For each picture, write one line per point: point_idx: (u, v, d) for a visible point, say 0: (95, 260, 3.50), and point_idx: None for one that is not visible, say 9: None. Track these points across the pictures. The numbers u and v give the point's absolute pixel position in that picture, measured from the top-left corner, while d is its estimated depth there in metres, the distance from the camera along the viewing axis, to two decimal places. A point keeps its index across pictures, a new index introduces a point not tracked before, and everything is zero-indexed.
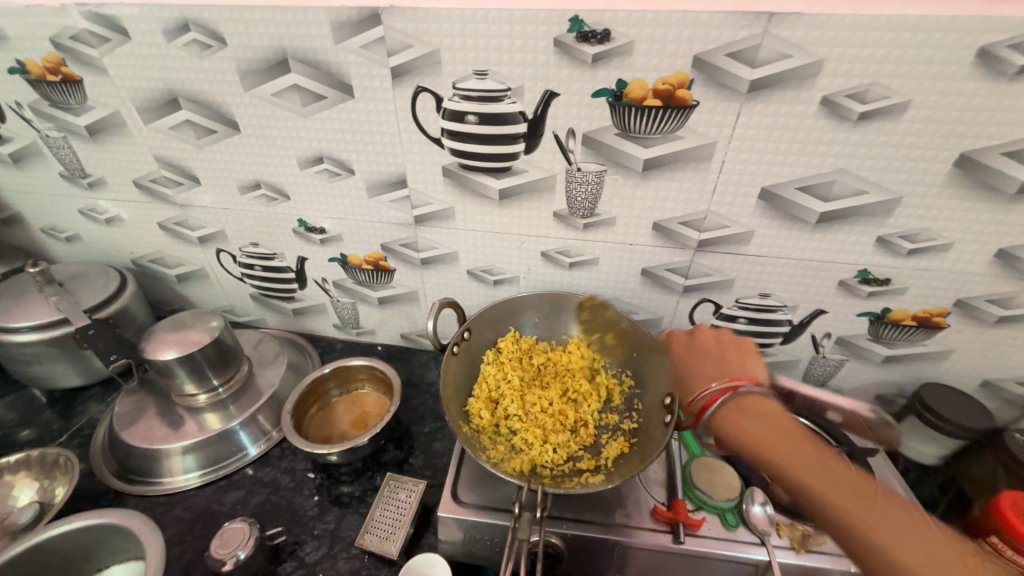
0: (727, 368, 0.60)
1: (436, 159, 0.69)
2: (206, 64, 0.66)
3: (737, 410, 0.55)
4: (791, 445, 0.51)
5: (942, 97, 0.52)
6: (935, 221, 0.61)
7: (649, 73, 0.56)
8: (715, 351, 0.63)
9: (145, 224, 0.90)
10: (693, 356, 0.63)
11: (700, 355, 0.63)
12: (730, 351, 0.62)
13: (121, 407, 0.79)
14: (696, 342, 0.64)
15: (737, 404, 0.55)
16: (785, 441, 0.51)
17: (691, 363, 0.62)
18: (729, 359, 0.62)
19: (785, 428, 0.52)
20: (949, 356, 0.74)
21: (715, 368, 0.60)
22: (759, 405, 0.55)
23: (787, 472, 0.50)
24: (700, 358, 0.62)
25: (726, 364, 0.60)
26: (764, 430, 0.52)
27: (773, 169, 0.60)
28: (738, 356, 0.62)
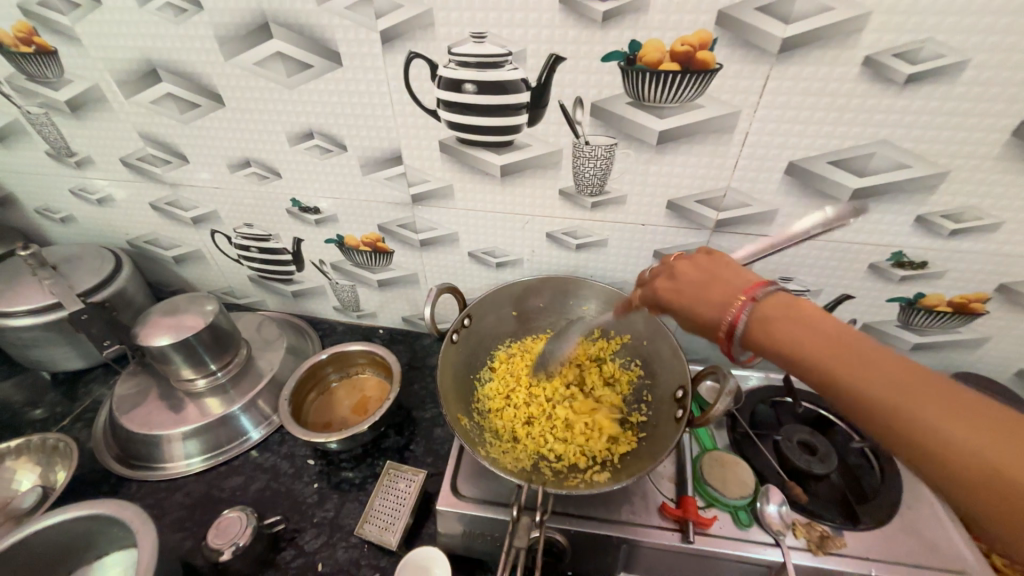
0: (728, 282, 0.46)
1: (432, 134, 0.64)
2: (182, 31, 0.61)
3: (765, 322, 0.42)
4: (833, 339, 0.38)
5: (1008, 55, 0.45)
6: (984, 199, 0.55)
7: (667, 33, 0.50)
8: (703, 265, 0.49)
9: (137, 204, 0.87)
10: (687, 282, 0.49)
11: (697, 277, 0.48)
12: (714, 267, 0.48)
13: (121, 392, 0.78)
14: (682, 271, 0.50)
15: (757, 317, 0.42)
16: (830, 345, 0.38)
17: (688, 291, 0.48)
18: (731, 274, 0.47)
19: (817, 327, 0.39)
20: (985, 344, 0.69)
21: (720, 288, 0.46)
22: (779, 308, 0.42)
23: (838, 376, 0.37)
24: (696, 278, 0.48)
25: (722, 278, 0.46)
26: (793, 331, 0.40)
27: (803, 142, 0.54)
28: (729, 264, 0.48)
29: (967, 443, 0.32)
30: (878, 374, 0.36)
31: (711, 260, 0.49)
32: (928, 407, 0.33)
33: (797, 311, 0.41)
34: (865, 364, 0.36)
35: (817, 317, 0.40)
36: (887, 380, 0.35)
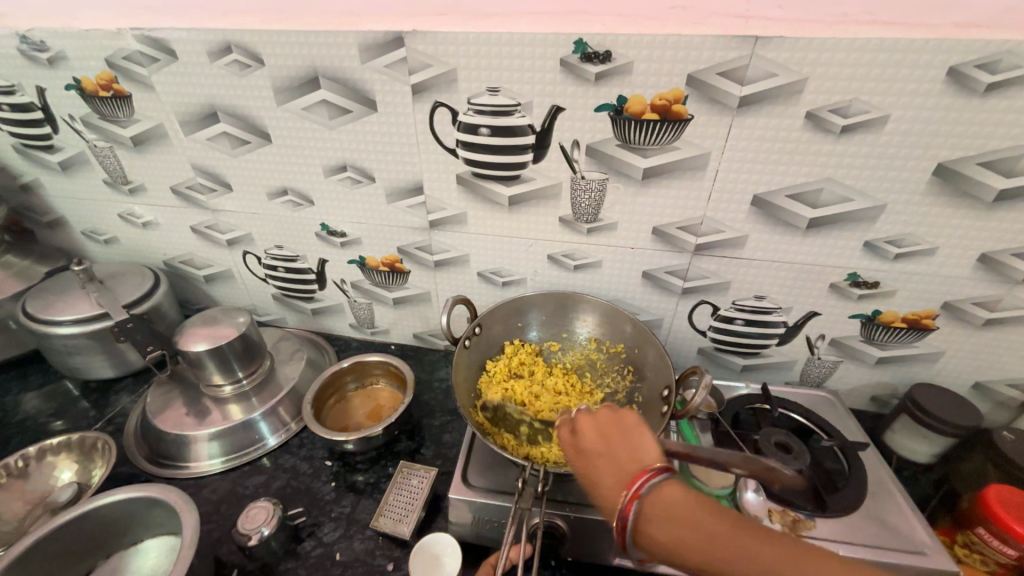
0: (629, 459, 0.44)
1: (450, 168, 0.74)
2: (244, 82, 0.72)
3: (654, 515, 0.40)
4: (726, 532, 0.38)
5: (918, 112, 0.56)
6: (918, 227, 0.65)
7: (647, 90, 0.61)
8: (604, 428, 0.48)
9: (178, 227, 0.96)
10: (592, 447, 0.48)
11: (598, 442, 0.48)
12: (614, 435, 0.47)
13: (152, 397, 0.84)
14: (586, 425, 0.50)
15: (654, 509, 0.40)
16: (708, 525, 0.38)
17: (600, 454, 0.46)
18: (629, 448, 0.45)
19: (707, 516, 0.39)
20: (940, 357, 0.77)
21: (616, 466, 0.45)
22: (670, 499, 0.40)
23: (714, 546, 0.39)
24: (596, 445, 0.48)
25: (621, 453, 0.45)
26: (679, 528, 0.39)
27: (764, 178, 0.65)
28: (630, 436, 0.46)
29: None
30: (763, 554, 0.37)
31: (617, 426, 0.48)
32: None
33: (688, 509, 0.39)
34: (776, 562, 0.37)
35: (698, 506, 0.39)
36: (770, 562, 0.37)
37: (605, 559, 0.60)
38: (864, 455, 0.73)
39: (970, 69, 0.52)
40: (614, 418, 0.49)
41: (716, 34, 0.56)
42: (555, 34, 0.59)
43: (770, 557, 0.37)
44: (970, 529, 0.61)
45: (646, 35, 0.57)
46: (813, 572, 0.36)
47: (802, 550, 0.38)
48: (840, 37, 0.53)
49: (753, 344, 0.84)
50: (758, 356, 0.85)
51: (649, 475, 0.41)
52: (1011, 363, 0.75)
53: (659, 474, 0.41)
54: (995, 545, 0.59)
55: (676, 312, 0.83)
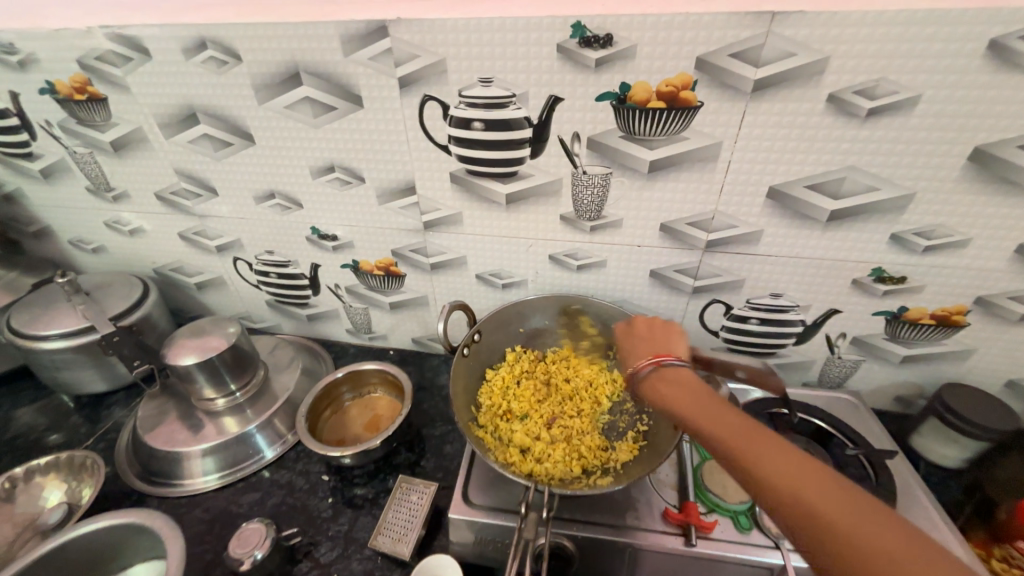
0: (660, 345, 0.55)
1: (443, 166, 0.70)
2: (221, 79, 0.68)
3: (664, 379, 0.50)
4: (724, 413, 0.44)
5: (953, 92, 0.51)
6: (950, 217, 0.60)
7: (653, 76, 0.56)
8: (655, 329, 0.57)
9: (166, 234, 0.93)
10: (635, 337, 0.58)
11: (647, 333, 0.57)
12: (659, 330, 0.57)
13: (143, 412, 0.81)
14: (636, 326, 0.60)
15: (663, 377, 0.50)
16: (708, 401, 0.45)
17: (629, 341, 0.58)
18: (663, 340, 0.55)
19: (708, 395, 0.46)
20: (970, 355, 0.72)
21: (648, 345, 0.55)
22: (677, 376, 0.50)
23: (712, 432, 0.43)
24: (641, 335, 0.57)
25: (656, 338, 0.56)
26: (688, 398, 0.47)
27: (781, 169, 0.60)
28: (671, 337, 0.55)
29: (829, 517, 0.35)
30: (754, 446, 0.40)
31: (664, 329, 0.57)
32: (824, 497, 0.36)
33: (693, 382, 0.48)
34: (767, 457, 0.39)
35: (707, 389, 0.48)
36: (758, 447, 0.40)
37: None
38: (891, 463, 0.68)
39: (1014, 41, 0.47)
40: (665, 325, 0.58)
41: (727, 12, 0.51)
42: (551, 18, 0.54)
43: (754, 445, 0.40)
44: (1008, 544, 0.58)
45: (650, 16, 0.52)
46: (793, 469, 0.38)
47: (794, 455, 0.39)
48: (867, 10, 0.48)
49: (768, 344, 0.79)
50: (774, 356, 0.80)
51: (669, 357, 0.52)
52: None
53: (677, 359, 0.51)
54: None
55: (686, 312, 0.78)
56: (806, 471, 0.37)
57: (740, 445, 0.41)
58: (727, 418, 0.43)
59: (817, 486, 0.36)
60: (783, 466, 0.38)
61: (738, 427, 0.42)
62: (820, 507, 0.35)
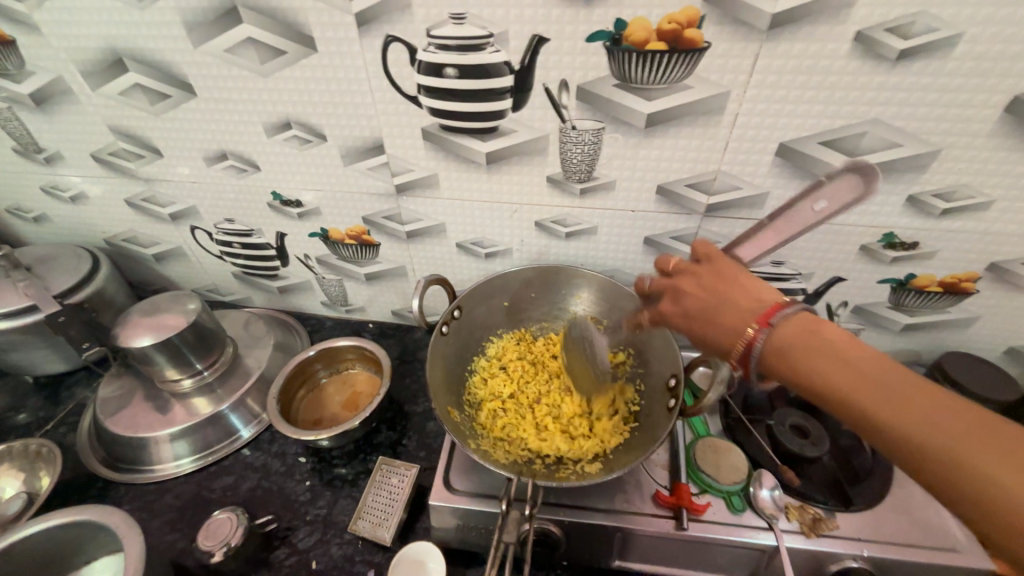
0: (746, 301, 0.45)
1: (413, 121, 0.62)
2: (146, 16, 0.58)
3: (776, 342, 0.42)
4: (867, 369, 0.38)
5: (1000, 29, 0.44)
6: (976, 176, 0.54)
7: (653, 10, 0.48)
8: (715, 281, 0.48)
9: (112, 200, 0.84)
10: (703, 299, 0.48)
11: (711, 291, 0.47)
12: (723, 282, 0.47)
13: (105, 394, 0.76)
14: (691, 282, 0.49)
15: (773, 345, 0.42)
16: (832, 367, 0.39)
17: (698, 305, 0.48)
18: (745, 291, 0.46)
19: (834, 356, 0.39)
20: (975, 323, 0.69)
21: (733, 304, 0.46)
22: (796, 338, 0.41)
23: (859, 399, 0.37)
24: (705, 296, 0.48)
25: (734, 293, 0.46)
26: (815, 363, 0.39)
27: (794, 122, 0.53)
28: (748, 281, 0.46)
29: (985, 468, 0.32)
30: (890, 403, 0.36)
31: (732, 275, 0.47)
32: (985, 454, 0.32)
33: (813, 344, 0.40)
34: (931, 415, 0.35)
35: (834, 332, 0.40)
36: (901, 407, 0.36)
37: (604, 563, 0.55)
38: None
39: None
40: (727, 273, 0.47)
41: None
42: None
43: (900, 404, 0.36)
44: None
45: None
46: (947, 424, 0.34)
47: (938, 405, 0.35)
48: None
49: None
50: None
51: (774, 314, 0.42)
52: None
53: (783, 314, 0.42)
54: None
55: None
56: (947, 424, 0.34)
57: (878, 403, 0.36)
58: (877, 376, 0.37)
59: (972, 442, 0.33)
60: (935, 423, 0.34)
61: (887, 383, 0.37)
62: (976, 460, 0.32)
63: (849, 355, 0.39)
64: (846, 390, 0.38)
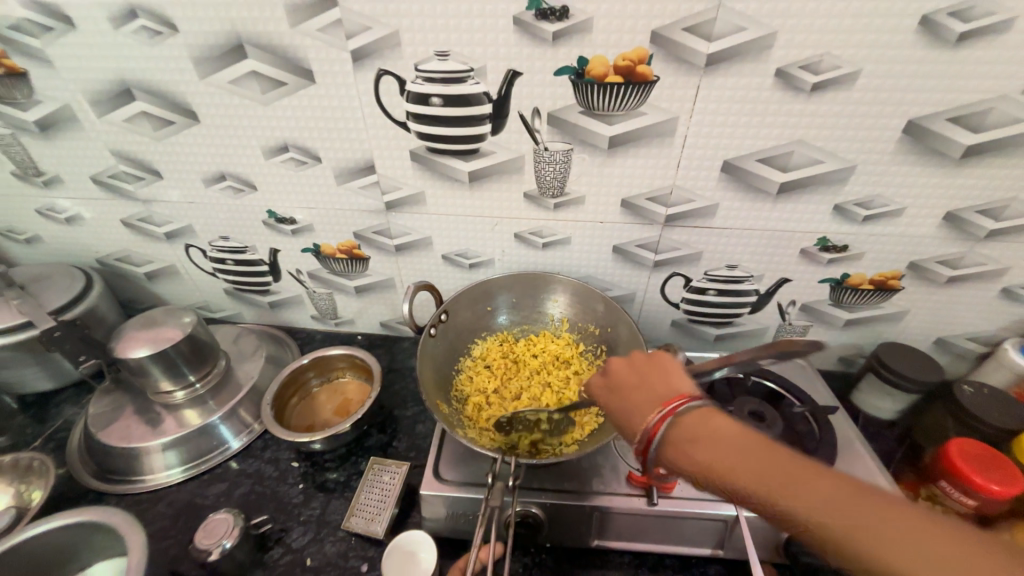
0: (663, 390, 0.46)
1: (402, 144, 0.68)
2: (157, 52, 0.64)
3: (688, 437, 0.42)
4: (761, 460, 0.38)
5: (889, 67, 0.54)
6: (888, 187, 0.63)
7: (609, 50, 0.56)
8: (638, 374, 0.49)
9: (108, 221, 0.87)
10: (621, 386, 0.49)
11: (634, 379, 0.49)
12: (651, 368, 0.49)
13: (96, 409, 0.77)
14: (616, 367, 0.51)
15: (683, 436, 0.42)
16: (742, 458, 0.38)
17: (620, 390, 0.49)
18: (661, 380, 0.47)
19: (744, 447, 0.39)
20: (905, 316, 0.78)
21: (652, 393, 0.47)
22: (705, 425, 0.41)
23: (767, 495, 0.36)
24: (630, 382, 0.49)
25: (652, 380, 0.48)
26: (716, 454, 0.39)
27: (734, 143, 0.62)
28: (664, 368, 0.48)
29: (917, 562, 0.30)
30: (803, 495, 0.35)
31: (651, 363, 0.49)
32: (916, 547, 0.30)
33: (724, 432, 0.40)
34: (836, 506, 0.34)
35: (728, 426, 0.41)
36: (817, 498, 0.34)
37: (585, 542, 0.60)
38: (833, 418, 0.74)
39: (942, 17, 0.50)
40: (652, 360, 0.50)
41: None
42: None
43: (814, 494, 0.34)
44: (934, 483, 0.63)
45: None
46: (867, 514, 0.33)
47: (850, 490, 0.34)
48: None
49: (725, 314, 0.83)
50: (731, 326, 0.85)
51: (680, 402, 0.43)
52: (970, 318, 0.76)
53: (688, 403, 0.43)
54: (957, 497, 0.60)
55: (648, 285, 0.81)
56: (870, 513, 0.33)
57: (786, 498, 0.35)
58: (778, 469, 0.37)
59: (899, 534, 0.31)
60: (857, 514, 0.33)
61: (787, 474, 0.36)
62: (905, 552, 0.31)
63: (754, 450, 0.39)
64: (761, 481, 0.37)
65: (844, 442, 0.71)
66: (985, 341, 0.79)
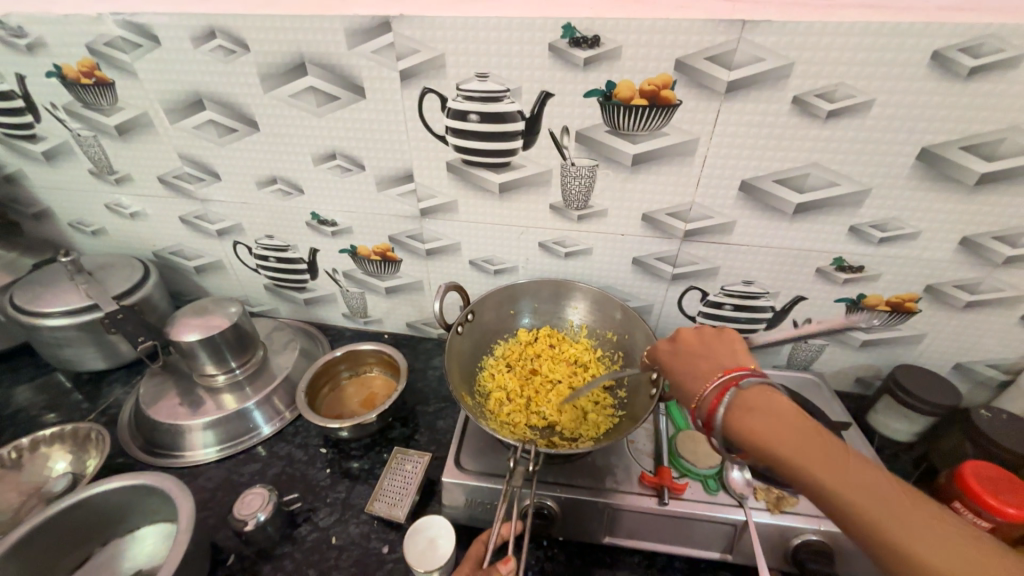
0: (728, 365, 0.51)
1: (440, 156, 0.74)
2: (229, 68, 0.71)
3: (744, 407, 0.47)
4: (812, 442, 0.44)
5: (902, 98, 0.57)
6: (902, 211, 0.66)
7: (636, 75, 0.61)
8: (707, 344, 0.54)
9: (167, 217, 0.95)
10: (687, 354, 0.55)
11: (701, 349, 0.54)
12: (718, 344, 0.54)
13: (145, 388, 0.84)
14: (683, 338, 0.56)
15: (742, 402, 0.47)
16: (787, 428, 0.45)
17: (685, 356, 0.55)
18: (729, 354, 0.52)
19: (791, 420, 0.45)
20: (922, 339, 0.79)
21: (716, 366, 0.52)
22: (764, 400, 0.47)
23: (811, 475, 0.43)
24: (698, 352, 0.54)
25: (717, 354, 0.53)
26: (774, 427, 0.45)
27: (752, 164, 0.66)
28: (733, 346, 0.53)
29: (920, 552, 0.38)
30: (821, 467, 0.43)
31: (719, 339, 0.54)
32: (905, 524, 0.39)
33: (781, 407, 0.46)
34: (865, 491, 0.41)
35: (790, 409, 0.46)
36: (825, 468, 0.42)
37: (596, 538, 0.62)
38: (846, 434, 0.75)
39: (954, 53, 0.53)
40: (722, 336, 0.54)
41: (703, 19, 0.56)
42: (543, 19, 0.59)
43: (838, 472, 0.42)
44: (948, 502, 0.63)
45: (634, 20, 0.57)
46: (899, 513, 0.40)
47: (863, 474, 0.42)
48: (826, 20, 0.54)
49: (741, 329, 0.85)
50: (746, 341, 0.86)
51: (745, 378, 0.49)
52: (990, 344, 0.77)
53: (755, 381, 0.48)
54: (970, 517, 0.61)
55: (666, 297, 0.84)
56: (875, 495, 0.41)
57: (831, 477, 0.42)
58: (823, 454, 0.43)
59: (895, 513, 0.40)
60: (867, 492, 0.41)
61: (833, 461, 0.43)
62: (891, 527, 0.40)
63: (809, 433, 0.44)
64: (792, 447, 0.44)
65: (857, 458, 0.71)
66: (1006, 369, 0.79)
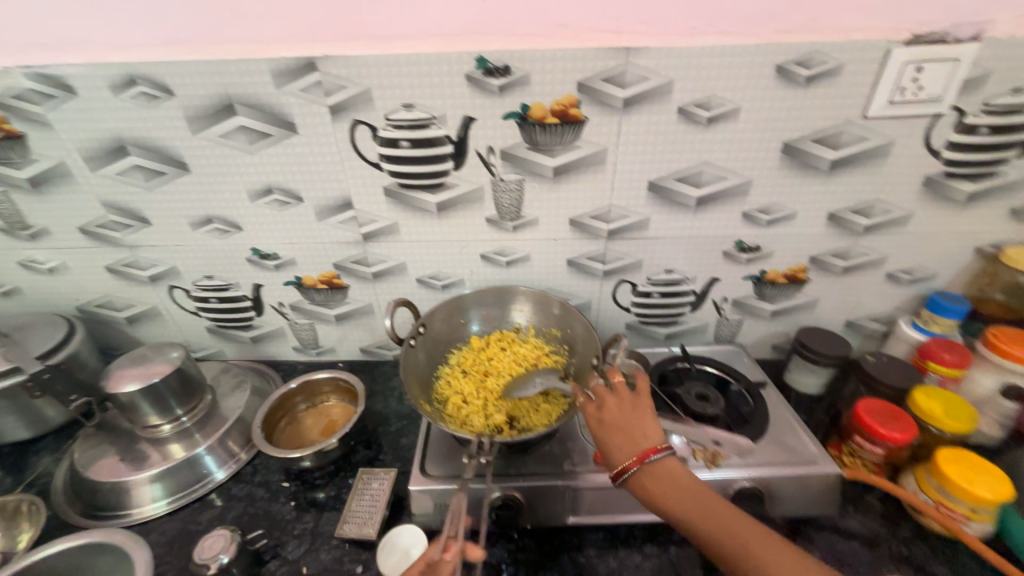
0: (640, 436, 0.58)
1: (377, 182, 0.78)
2: (153, 113, 0.72)
3: (651, 472, 0.55)
4: (695, 495, 0.53)
5: (761, 104, 0.69)
6: (780, 197, 0.78)
7: (545, 97, 0.69)
8: (624, 413, 0.60)
9: (92, 269, 0.91)
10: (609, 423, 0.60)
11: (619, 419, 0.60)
12: (631, 411, 0.60)
13: (80, 450, 0.79)
14: (608, 403, 0.61)
15: (649, 471, 0.55)
16: (691, 496, 0.53)
17: (608, 427, 0.60)
18: (640, 426, 0.59)
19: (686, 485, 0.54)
20: (817, 304, 0.92)
21: (629, 437, 0.58)
22: (666, 468, 0.55)
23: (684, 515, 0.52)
24: (616, 420, 0.60)
25: (631, 425, 0.59)
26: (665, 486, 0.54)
27: (655, 167, 0.76)
28: (644, 417, 0.59)
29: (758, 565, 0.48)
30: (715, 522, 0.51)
31: (636, 411, 0.60)
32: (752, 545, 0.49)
33: (677, 473, 0.55)
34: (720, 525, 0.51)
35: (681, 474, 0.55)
36: (726, 528, 0.50)
37: (561, 520, 0.67)
38: (766, 393, 0.86)
39: (792, 66, 0.66)
40: (637, 402, 0.60)
41: (595, 47, 0.65)
42: (457, 53, 0.66)
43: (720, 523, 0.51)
44: (851, 438, 0.74)
45: (538, 50, 0.65)
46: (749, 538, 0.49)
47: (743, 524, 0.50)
48: (692, 45, 0.64)
49: (670, 314, 0.94)
50: (676, 325, 0.96)
51: (654, 450, 0.56)
52: (869, 301, 0.91)
53: (661, 451, 0.56)
54: (869, 448, 0.72)
55: (601, 293, 0.92)
56: (757, 537, 0.49)
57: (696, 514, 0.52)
58: (701, 502, 0.53)
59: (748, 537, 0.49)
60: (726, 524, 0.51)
61: (706, 506, 0.52)
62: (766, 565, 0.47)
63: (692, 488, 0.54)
64: (699, 510, 0.52)
65: (778, 412, 0.81)
66: (885, 321, 0.93)
